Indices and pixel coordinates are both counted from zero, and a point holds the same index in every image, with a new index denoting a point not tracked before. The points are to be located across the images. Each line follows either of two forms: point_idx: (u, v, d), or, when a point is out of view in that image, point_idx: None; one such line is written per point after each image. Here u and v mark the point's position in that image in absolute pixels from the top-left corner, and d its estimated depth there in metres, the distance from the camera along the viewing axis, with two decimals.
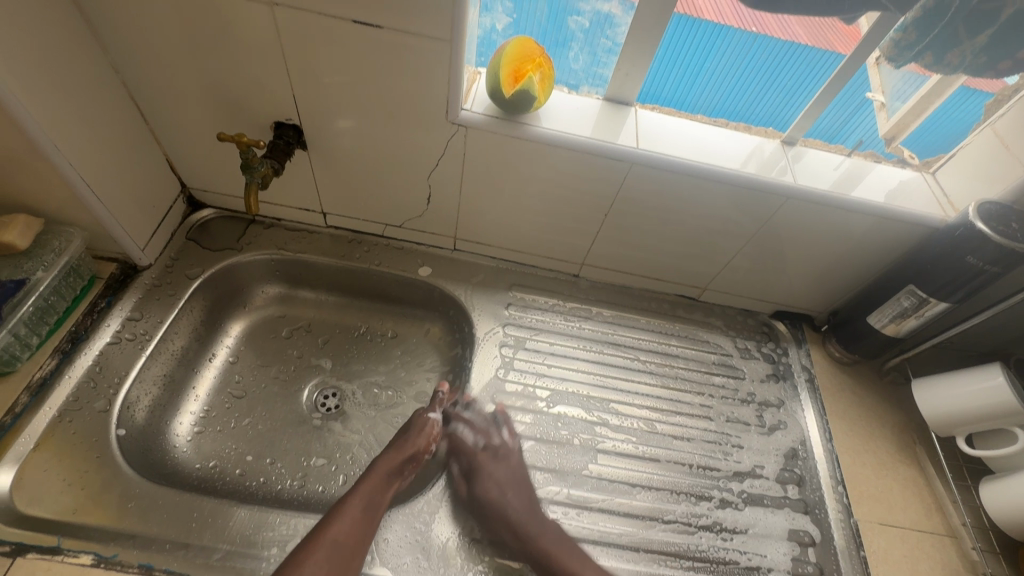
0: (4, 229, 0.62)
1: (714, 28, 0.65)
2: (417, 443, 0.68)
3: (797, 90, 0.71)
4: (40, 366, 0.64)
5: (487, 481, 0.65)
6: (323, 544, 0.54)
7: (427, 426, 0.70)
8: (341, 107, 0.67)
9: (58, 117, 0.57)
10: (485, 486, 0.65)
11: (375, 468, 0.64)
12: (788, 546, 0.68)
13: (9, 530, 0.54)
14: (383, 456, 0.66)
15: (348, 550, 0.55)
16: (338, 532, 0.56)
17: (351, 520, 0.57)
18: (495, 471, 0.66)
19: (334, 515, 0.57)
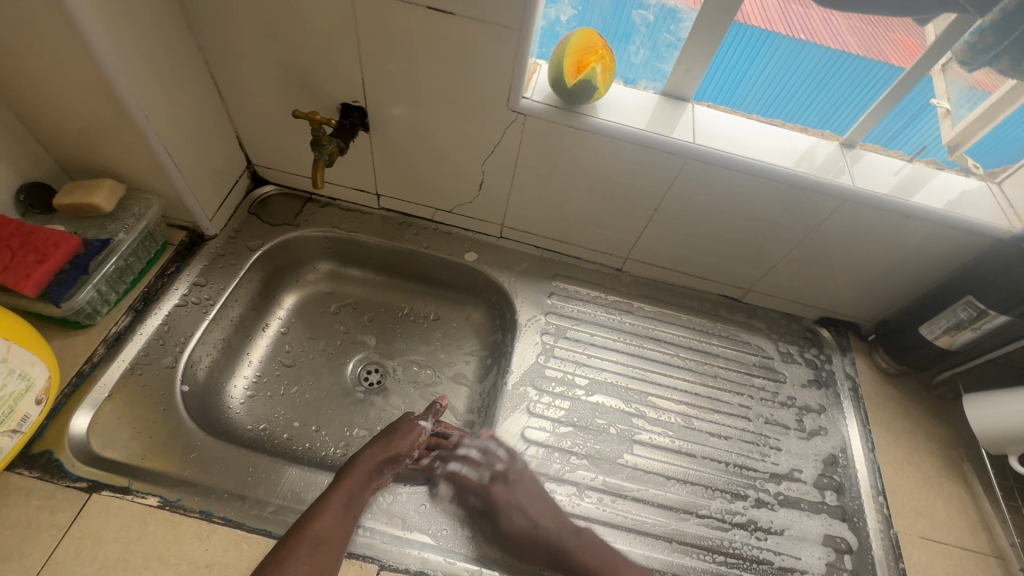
0: (92, 191, 0.67)
1: (764, 35, 0.66)
2: (399, 445, 0.66)
3: (847, 99, 0.71)
4: (116, 322, 0.69)
5: (510, 515, 0.63)
6: (304, 539, 0.53)
7: (412, 429, 0.68)
8: (406, 90, 0.69)
9: (149, 89, 0.61)
10: (509, 516, 0.63)
11: (359, 462, 0.62)
12: (823, 551, 0.67)
13: (87, 469, 0.58)
14: (367, 451, 0.64)
15: (328, 547, 0.54)
16: (321, 526, 0.55)
17: (333, 515, 0.56)
18: (512, 501, 0.64)
19: (317, 511, 0.56)
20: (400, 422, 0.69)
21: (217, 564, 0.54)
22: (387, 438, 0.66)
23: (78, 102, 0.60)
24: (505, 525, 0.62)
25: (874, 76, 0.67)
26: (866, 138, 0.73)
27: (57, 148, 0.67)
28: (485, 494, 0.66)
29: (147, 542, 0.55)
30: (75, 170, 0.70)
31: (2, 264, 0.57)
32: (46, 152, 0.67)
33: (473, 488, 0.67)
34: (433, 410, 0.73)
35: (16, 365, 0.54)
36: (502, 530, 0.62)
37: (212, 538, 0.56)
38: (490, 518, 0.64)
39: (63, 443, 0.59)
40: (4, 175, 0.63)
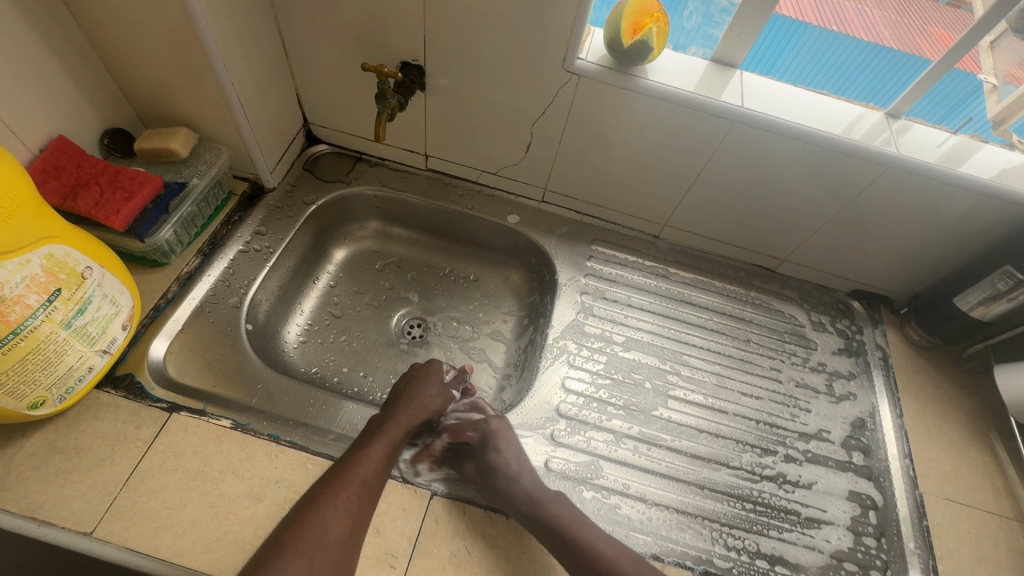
0: (170, 138, 0.71)
1: (800, 26, 0.71)
2: (430, 404, 0.70)
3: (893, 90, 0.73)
4: (187, 262, 0.73)
5: (496, 451, 0.64)
6: (352, 481, 0.57)
7: (442, 390, 0.73)
8: (466, 51, 0.71)
9: (228, 40, 0.65)
10: (493, 453, 0.64)
11: (399, 417, 0.66)
12: (849, 505, 0.70)
13: (165, 392, 0.63)
14: (406, 408, 0.68)
15: (375, 489, 0.58)
16: (367, 472, 0.58)
17: (378, 463, 0.60)
18: (502, 440, 0.66)
19: (362, 457, 0.59)
20: (431, 375, 0.73)
21: (284, 480, 0.59)
22: (419, 397, 0.70)
23: (164, 50, 0.64)
24: (490, 460, 0.63)
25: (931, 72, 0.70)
26: (910, 110, 0.73)
27: (137, 95, 0.71)
28: (478, 425, 0.68)
29: (222, 458, 0.59)
30: (151, 119, 0.75)
31: (94, 200, 0.62)
32: (126, 100, 0.72)
33: (467, 424, 0.70)
34: (461, 371, 0.77)
35: (108, 291, 0.58)
36: (486, 466, 0.63)
37: (280, 458, 0.60)
38: (474, 455, 0.65)
39: (143, 368, 0.64)
40: (90, 118, 0.68)
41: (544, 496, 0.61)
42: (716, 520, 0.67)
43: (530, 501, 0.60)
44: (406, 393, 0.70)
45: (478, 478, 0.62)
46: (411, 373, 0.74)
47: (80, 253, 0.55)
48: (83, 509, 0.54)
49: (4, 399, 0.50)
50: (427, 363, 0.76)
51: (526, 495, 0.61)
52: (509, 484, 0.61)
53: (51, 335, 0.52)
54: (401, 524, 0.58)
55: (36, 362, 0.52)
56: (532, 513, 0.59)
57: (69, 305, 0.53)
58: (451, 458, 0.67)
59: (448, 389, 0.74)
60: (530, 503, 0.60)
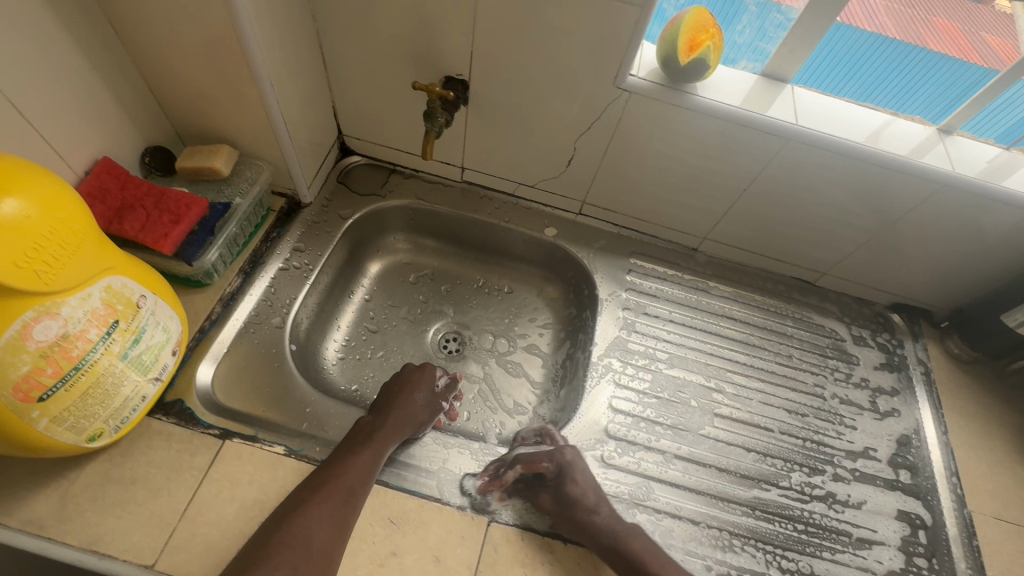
0: (211, 156, 0.69)
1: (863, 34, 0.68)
2: (419, 414, 0.68)
3: (894, 92, 0.72)
4: (229, 282, 0.72)
5: (575, 483, 0.62)
6: (338, 489, 0.56)
7: (431, 400, 0.71)
8: (512, 66, 0.70)
9: (274, 58, 0.63)
10: (573, 484, 0.62)
11: (388, 424, 0.64)
12: (898, 525, 0.70)
13: (216, 418, 0.62)
14: (396, 415, 0.66)
15: (358, 498, 0.57)
16: (353, 481, 0.57)
17: (362, 470, 0.58)
18: (579, 471, 0.64)
19: (348, 465, 0.58)
20: (419, 381, 0.72)
21: None
22: (410, 404, 0.68)
23: (210, 69, 0.62)
24: (569, 492, 0.61)
25: (959, 75, 0.69)
26: (963, 125, 0.72)
27: (175, 112, 0.70)
28: (554, 456, 0.65)
29: (279, 486, 0.59)
30: (188, 136, 0.73)
31: (141, 223, 0.60)
32: (164, 117, 0.70)
33: (540, 453, 0.65)
34: (453, 378, 0.77)
35: (160, 318, 0.57)
36: (563, 496, 0.61)
37: None
38: (550, 486, 0.62)
39: (192, 394, 0.63)
40: (131, 137, 0.66)
41: (623, 529, 0.60)
42: (769, 542, 0.67)
43: (611, 533, 0.59)
44: (395, 398, 0.69)
45: (556, 511, 0.60)
46: (402, 378, 0.72)
47: (135, 282, 0.53)
48: (143, 542, 0.54)
49: (66, 433, 0.50)
50: (418, 368, 0.74)
51: (607, 528, 0.60)
52: (590, 515, 0.60)
53: (110, 367, 0.51)
54: (461, 551, 0.58)
55: (96, 396, 0.51)
56: (612, 545, 0.59)
57: (126, 336, 0.52)
58: (525, 489, 0.63)
59: (436, 397, 0.72)
60: (611, 535, 0.59)
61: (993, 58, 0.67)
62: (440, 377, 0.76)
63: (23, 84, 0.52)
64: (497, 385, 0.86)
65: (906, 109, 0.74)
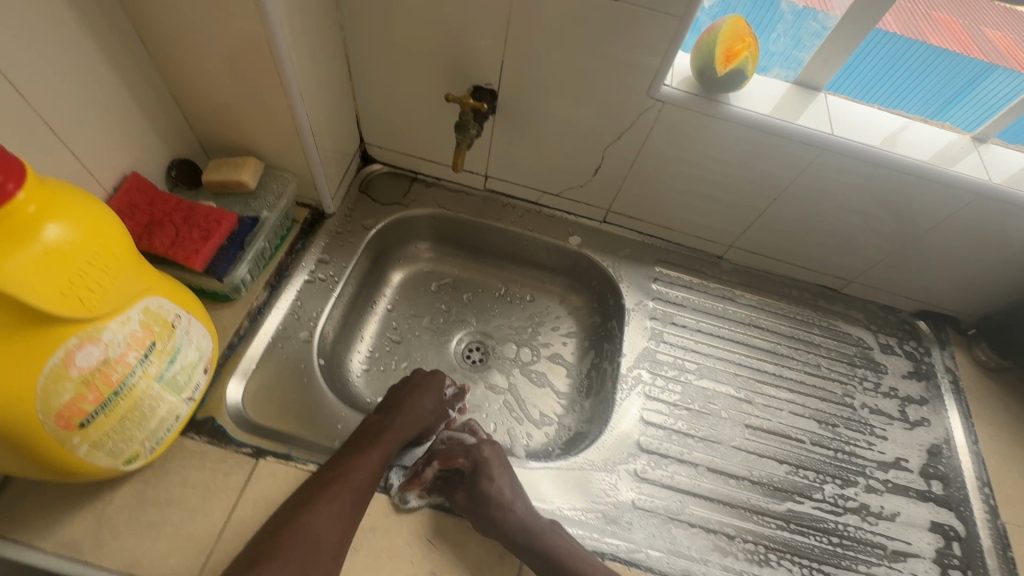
0: (239, 169, 0.68)
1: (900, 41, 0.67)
2: (425, 419, 0.69)
3: (890, 90, 0.72)
4: (256, 296, 0.71)
5: (490, 480, 0.62)
6: (346, 489, 0.57)
7: (438, 402, 0.72)
8: (542, 75, 0.69)
9: (305, 70, 0.62)
10: (484, 480, 0.62)
11: (396, 426, 0.66)
12: (932, 537, 0.70)
13: (249, 436, 0.61)
14: (404, 417, 0.67)
15: (365, 498, 0.58)
16: (360, 481, 0.58)
17: (371, 471, 0.60)
18: (496, 467, 0.64)
19: (357, 465, 0.59)
20: (431, 386, 0.72)
21: (379, 528, 0.58)
22: (418, 407, 0.69)
23: (241, 81, 0.61)
24: (484, 489, 0.61)
25: (959, 70, 0.68)
26: (999, 133, 0.71)
27: (201, 125, 0.69)
28: (470, 452, 0.64)
29: None
30: (213, 148, 0.72)
31: (171, 239, 0.59)
32: (190, 130, 0.69)
33: (457, 449, 0.65)
34: (461, 389, 0.77)
35: (193, 337, 0.56)
36: (477, 493, 0.60)
37: (372, 505, 0.59)
38: (465, 483, 0.62)
39: (223, 411, 0.62)
40: (158, 151, 0.65)
41: (539, 526, 0.59)
42: (803, 556, 0.66)
43: (525, 531, 0.58)
44: (403, 401, 0.69)
45: (469, 507, 0.59)
46: (412, 382, 0.72)
47: (170, 302, 0.53)
48: (180, 566, 0.53)
49: (104, 457, 0.49)
50: (430, 373, 0.74)
51: (521, 525, 0.59)
52: (504, 513, 0.59)
53: (147, 390, 0.50)
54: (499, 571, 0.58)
55: (134, 419, 0.50)
56: (526, 544, 0.58)
57: (161, 357, 0.52)
58: (443, 487, 0.62)
59: (444, 403, 0.73)
60: (523, 532, 0.58)
61: (993, 53, 0.66)
62: (449, 387, 0.77)
63: (56, 100, 0.51)
64: (522, 396, 0.85)
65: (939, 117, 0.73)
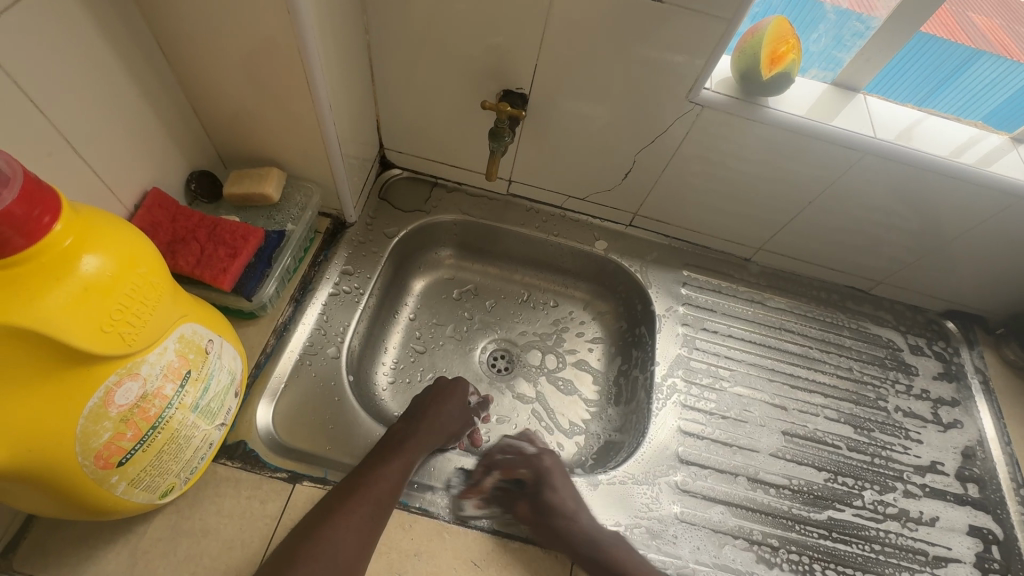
0: (262, 180, 0.66)
1: (931, 42, 0.67)
2: (449, 426, 0.67)
3: (885, 74, 0.70)
4: (281, 311, 0.69)
5: (553, 490, 0.62)
6: (368, 499, 0.54)
7: (462, 410, 0.70)
8: (576, 78, 0.67)
9: (333, 76, 0.60)
10: (548, 492, 0.62)
11: (419, 434, 0.63)
12: (971, 541, 0.70)
13: (282, 459, 0.59)
14: (428, 425, 0.65)
15: (386, 510, 0.55)
16: (383, 491, 0.55)
17: (393, 482, 0.57)
18: (556, 477, 0.65)
19: (380, 475, 0.57)
20: (454, 396, 0.71)
21: (423, 553, 0.56)
22: (442, 415, 0.67)
23: (266, 90, 0.59)
24: (548, 499, 0.61)
25: (963, 60, 0.68)
26: None
27: (220, 135, 0.66)
28: (531, 463, 0.67)
29: None
30: (232, 158, 0.69)
31: (195, 257, 0.57)
32: (208, 139, 0.66)
33: (519, 461, 0.68)
34: (484, 398, 0.78)
35: (225, 361, 0.54)
36: (541, 505, 0.61)
37: (416, 529, 0.57)
38: (528, 495, 0.62)
39: (254, 434, 0.60)
40: (177, 163, 0.63)
41: (606, 539, 0.59)
42: (847, 565, 0.66)
43: (589, 542, 0.58)
44: (426, 410, 0.67)
45: (533, 518, 0.59)
46: (434, 389, 0.71)
47: (203, 326, 0.50)
48: None
49: (142, 493, 0.47)
50: (453, 381, 0.73)
51: (586, 535, 0.58)
52: (568, 523, 0.59)
53: (183, 421, 0.48)
54: None
55: (170, 452, 0.48)
56: (592, 555, 0.57)
57: (197, 385, 0.49)
58: (503, 496, 0.63)
59: (467, 411, 0.71)
60: (590, 543, 0.58)
61: (978, 38, 0.67)
62: (472, 395, 0.78)
63: (77, 114, 0.48)
64: (551, 406, 0.83)
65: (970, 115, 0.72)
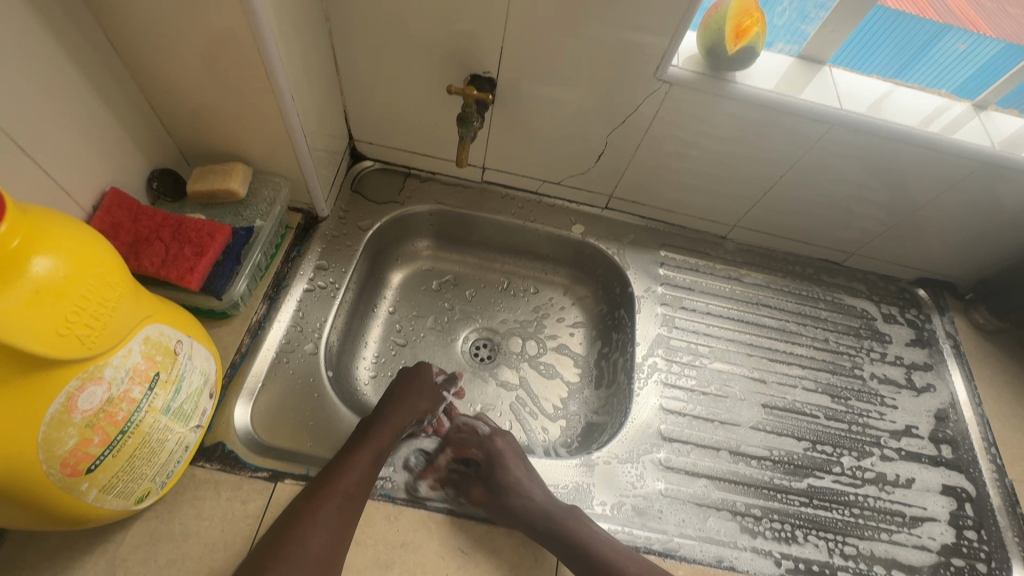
0: (227, 176, 0.64)
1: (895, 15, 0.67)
2: (419, 407, 0.67)
3: (849, 48, 0.71)
4: (255, 310, 0.68)
5: (504, 470, 0.62)
6: (335, 493, 0.54)
7: (432, 391, 0.71)
8: (545, 61, 0.66)
9: (294, 67, 0.58)
10: (500, 471, 0.62)
11: (387, 419, 0.63)
12: (945, 500, 0.72)
13: (263, 459, 0.59)
14: (395, 410, 0.65)
15: (355, 502, 0.55)
16: (349, 483, 0.55)
17: (361, 472, 0.57)
18: (509, 458, 0.64)
19: (347, 467, 0.56)
20: (421, 380, 0.70)
21: (410, 543, 0.56)
22: (410, 399, 0.67)
23: (222, 83, 0.57)
24: (500, 480, 0.61)
25: (922, 31, 0.69)
26: (998, 100, 0.72)
27: (181, 131, 0.64)
28: (484, 443, 0.66)
29: None
30: (195, 155, 0.67)
31: (161, 258, 0.56)
32: (169, 136, 0.64)
33: (472, 440, 0.67)
34: (451, 375, 0.78)
35: (197, 361, 0.53)
36: (495, 485, 0.60)
37: (401, 520, 0.57)
38: (481, 476, 0.62)
39: (233, 435, 0.59)
40: (137, 162, 0.61)
41: (561, 512, 0.59)
42: (828, 530, 0.67)
43: (546, 517, 0.58)
44: (394, 397, 0.67)
45: (488, 501, 0.59)
46: (400, 374, 0.71)
47: (170, 327, 0.49)
48: None
49: (115, 500, 0.46)
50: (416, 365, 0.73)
51: (542, 512, 0.58)
52: (523, 501, 0.59)
53: (154, 424, 0.47)
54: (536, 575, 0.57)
55: (142, 457, 0.47)
56: (549, 531, 0.57)
57: (167, 387, 0.48)
58: (459, 479, 0.62)
59: (437, 388, 0.72)
60: (545, 519, 0.58)
61: (946, 13, 0.67)
62: (438, 373, 0.77)
63: (25, 113, 0.46)
64: (536, 392, 0.83)
65: (935, 86, 0.73)
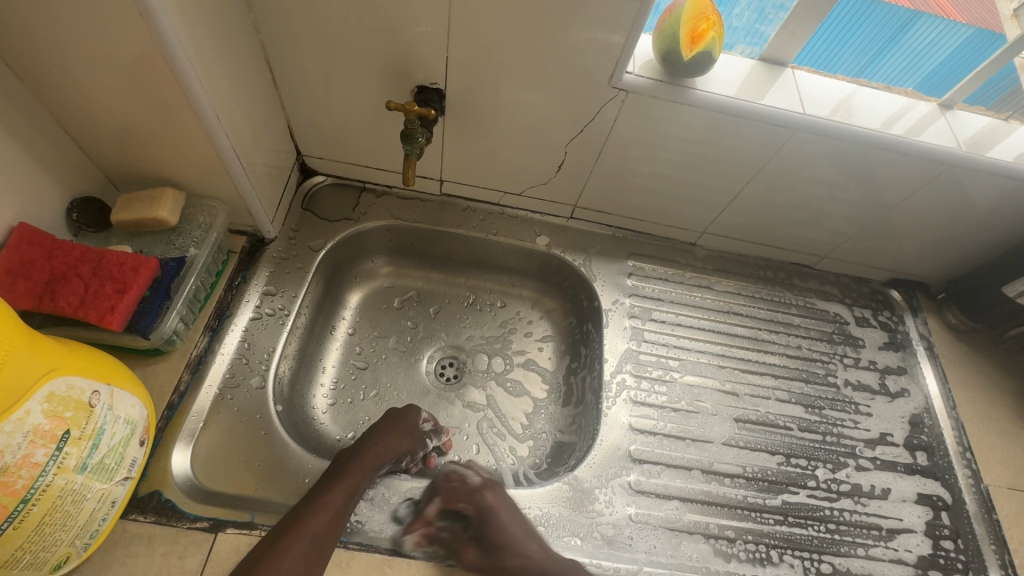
0: (155, 204, 0.60)
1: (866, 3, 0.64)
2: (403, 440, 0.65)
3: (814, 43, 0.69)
4: (195, 344, 0.63)
5: (500, 528, 0.58)
6: (302, 535, 0.51)
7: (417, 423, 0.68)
8: (495, 69, 0.63)
9: (218, 85, 0.54)
10: (495, 530, 0.58)
11: (365, 454, 0.60)
12: (921, 510, 0.70)
13: (203, 507, 0.55)
14: (375, 445, 0.62)
15: (324, 545, 0.52)
16: (319, 525, 0.52)
17: (332, 513, 0.54)
18: (501, 514, 0.60)
19: (317, 505, 0.54)
20: (410, 417, 0.67)
21: None
22: (393, 433, 0.64)
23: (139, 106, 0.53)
24: (495, 537, 0.57)
25: (892, 21, 0.66)
26: (964, 98, 0.70)
27: (103, 156, 0.59)
28: (474, 497, 0.61)
29: None
30: (122, 180, 0.63)
31: (79, 296, 0.52)
32: (91, 161, 0.60)
33: (461, 490, 0.63)
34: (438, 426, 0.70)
35: (121, 411, 0.48)
36: (489, 546, 0.57)
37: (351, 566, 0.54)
38: (474, 536, 0.58)
39: (169, 482, 0.55)
40: (52, 192, 0.56)
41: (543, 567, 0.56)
42: (803, 548, 0.65)
43: None
44: (374, 430, 0.65)
45: (482, 563, 0.56)
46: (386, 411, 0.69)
47: (83, 378, 0.44)
48: None
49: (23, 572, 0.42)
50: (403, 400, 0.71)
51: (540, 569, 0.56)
52: (516, 560, 0.56)
53: (67, 486, 0.43)
54: None
55: (55, 523, 0.43)
56: None
57: (81, 445, 0.43)
58: (449, 537, 0.58)
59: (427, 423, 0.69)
60: None
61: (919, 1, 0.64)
62: (427, 420, 0.70)
63: None
64: (503, 412, 0.79)
65: (901, 83, 0.71)
